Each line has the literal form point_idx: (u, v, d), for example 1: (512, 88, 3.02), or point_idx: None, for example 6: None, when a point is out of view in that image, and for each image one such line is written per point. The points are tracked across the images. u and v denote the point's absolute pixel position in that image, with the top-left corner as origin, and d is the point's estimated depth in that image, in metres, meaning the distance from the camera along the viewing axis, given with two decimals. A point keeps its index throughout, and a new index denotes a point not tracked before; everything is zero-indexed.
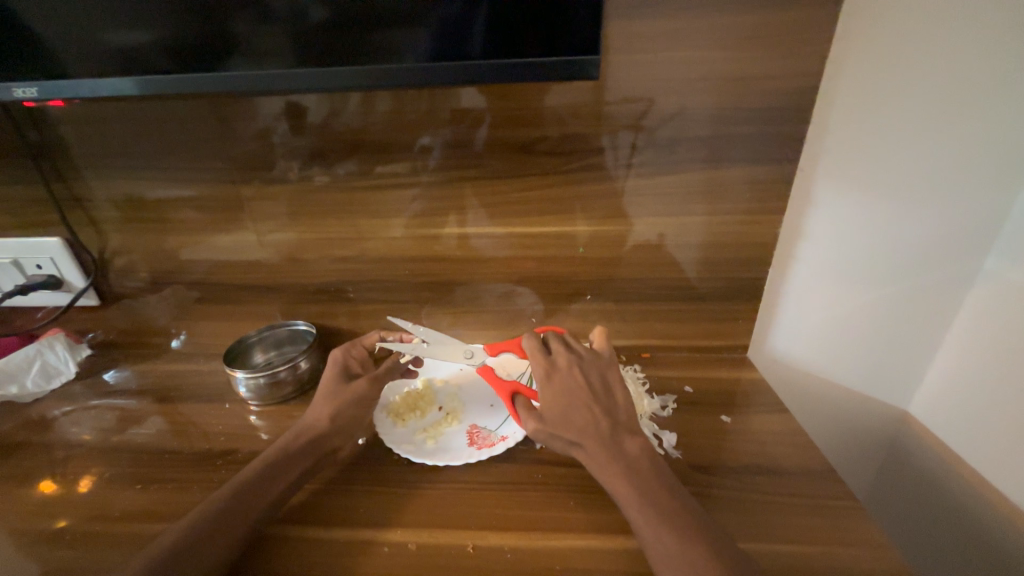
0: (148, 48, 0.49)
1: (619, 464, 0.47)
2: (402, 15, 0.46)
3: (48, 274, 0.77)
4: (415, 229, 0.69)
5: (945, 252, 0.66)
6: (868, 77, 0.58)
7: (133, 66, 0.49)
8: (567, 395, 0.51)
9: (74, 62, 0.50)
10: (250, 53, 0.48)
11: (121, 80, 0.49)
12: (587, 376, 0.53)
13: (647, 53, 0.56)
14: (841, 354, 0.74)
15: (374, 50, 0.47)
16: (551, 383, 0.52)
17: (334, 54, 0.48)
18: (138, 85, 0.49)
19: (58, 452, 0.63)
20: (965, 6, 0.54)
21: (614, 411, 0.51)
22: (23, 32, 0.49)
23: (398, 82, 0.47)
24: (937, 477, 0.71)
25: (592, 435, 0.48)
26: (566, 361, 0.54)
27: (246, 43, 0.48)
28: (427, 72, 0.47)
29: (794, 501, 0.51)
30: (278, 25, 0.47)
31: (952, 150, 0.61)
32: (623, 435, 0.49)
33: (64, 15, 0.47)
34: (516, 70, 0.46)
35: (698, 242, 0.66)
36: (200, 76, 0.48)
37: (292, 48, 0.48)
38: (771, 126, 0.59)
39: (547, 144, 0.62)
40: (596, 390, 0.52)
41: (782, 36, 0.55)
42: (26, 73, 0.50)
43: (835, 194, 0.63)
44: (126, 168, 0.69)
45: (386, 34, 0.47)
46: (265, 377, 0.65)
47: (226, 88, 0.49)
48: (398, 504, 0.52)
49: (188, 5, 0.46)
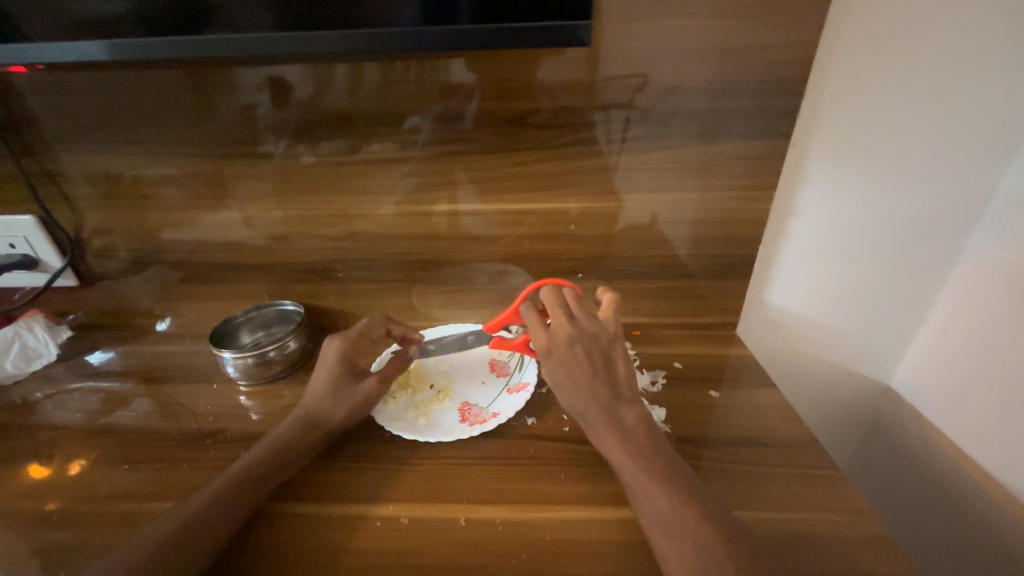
0: (117, 10, 0.46)
1: (614, 433, 0.48)
2: None
3: (22, 254, 0.74)
4: (404, 206, 0.68)
5: (932, 229, 0.67)
6: (865, 50, 0.57)
7: (102, 30, 0.46)
8: (564, 370, 0.50)
9: (37, 24, 0.47)
10: (225, 15, 0.46)
11: (88, 44, 0.46)
12: (587, 350, 0.51)
13: (642, 23, 0.54)
14: (827, 330, 0.75)
15: (360, 15, 0.45)
16: (552, 356, 0.51)
17: (312, 18, 0.46)
18: (107, 50, 0.46)
19: (42, 435, 0.62)
20: None
21: (613, 385, 0.50)
22: None
23: (383, 48, 0.45)
24: (915, 446, 0.74)
25: (591, 406, 0.49)
26: (566, 335, 0.51)
27: (220, 4, 0.45)
28: (412, 37, 0.45)
29: (778, 471, 0.53)
30: None
31: (944, 125, 0.60)
32: (621, 406, 0.49)
33: None
34: (505, 34, 0.44)
35: (690, 219, 0.65)
36: (173, 40, 0.46)
37: (268, 11, 0.45)
38: (766, 101, 0.58)
39: (538, 117, 0.60)
40: (593, 362, 0.50)
41: (779, 6, 0.53)
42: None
43: (827, 170, 0.63)
44: (99, 142, 0.66)
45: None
46: (253, 356, 0.64)
47: (202, 53, 0.46)
48: (389, 479, 0.52)
49: None
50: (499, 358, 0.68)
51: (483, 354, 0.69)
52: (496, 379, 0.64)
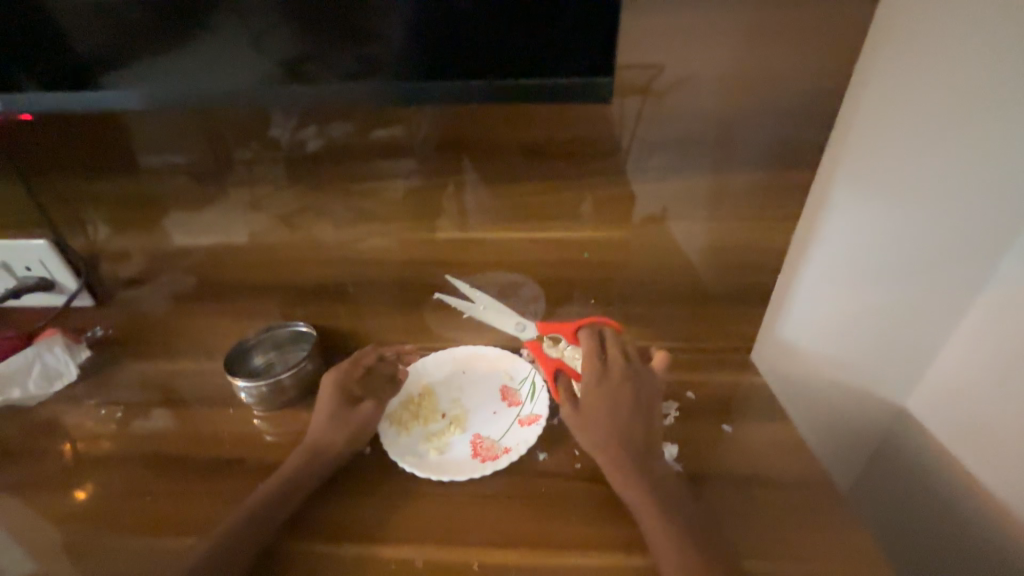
0: (151, 63, 0.47)
1: (642, 482, 0.51)
2: (413, 32, 0.45)
3: (39, 277, 0.75)
4: (416, 233, 0.67)
5: (960, 258, 0.64)
6: (901, 75, 0.54)
7: (140, 79, 0.48)
8: (604, 403, 0.54)
9: (77, 72, 0.48)
10: (258, 67, 0.47)
11: (123, 94, 0.48)
12: (635, 391, 0.55)
13: (664, 52, 0.52)
14: (844, 355, 0.74)
15: (387, 68, 0.46)
16: (601, 388, 0.55)
17: (335, 69, 0.47)
18: (141, 99, 0.48)
19: (69, 460, 0.64)
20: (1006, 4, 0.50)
21: (644, 425, 0.54)
22: (17, 44, 0.47)
23: (409, 102, 0.47)
24: (933, 476, 0.75)
25: (624, 450, 0.52)
26: (621, 371, 0.56)
27: (254, 58, 0.47)
28: (438, 92, 0.46)
29: (788, 516, 0.53)
30: (287, 40, 0.45)
31: (981, 153, 0.57)
32: (653, 458, 0.52)
33: (55, 26, 0.46)
34: (529, 92, 0.46)
35: (706, 248, 0.64)
36: (211, 91, 0.48)
37: (291, 63, 0.47)
38: (790, 131, 0.56)
39: (553, 147, 0.59)
40: (635, 402, 0.54)
41: (810, 34, 0.50)
42: (30, 83, 0.49)
43: (853, 197, 0.61)
44: (111, 168, 0.66)
45: (397, 50, 0.45)
46: (267, 385, 0.65)
47: (237, 102, 0.48)
48: (403, 518, 0.54)
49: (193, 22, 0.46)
50: (510, 385, 0.67)
51: (494, 380, 0.68)
52: (507, 409, 0.64)
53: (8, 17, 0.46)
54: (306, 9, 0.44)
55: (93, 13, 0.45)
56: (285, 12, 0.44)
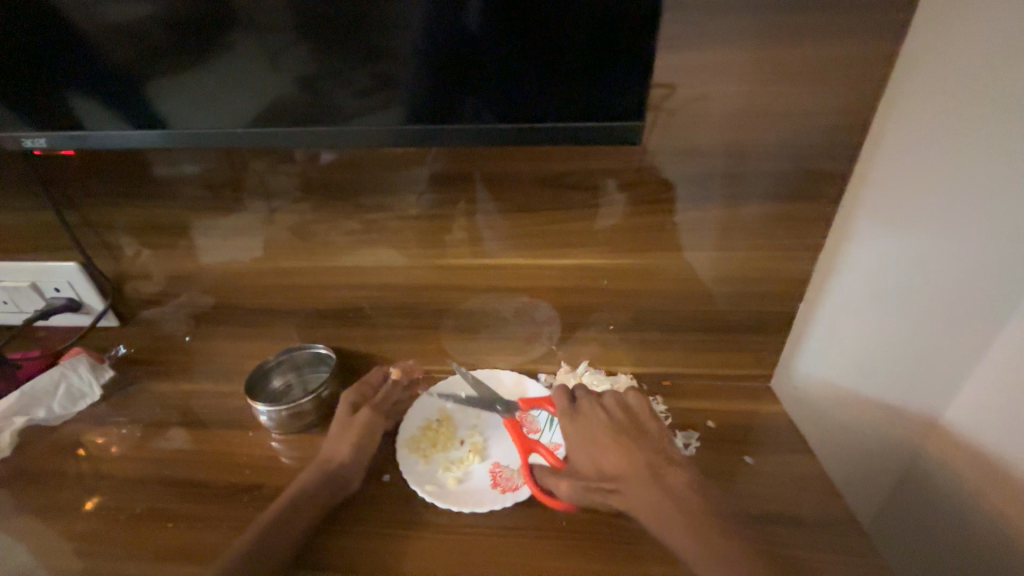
0: (194, 103, 0.50)
1: (665, 499, 0.49)
2: (450, 79, 0.47)
3: (67, 297, 0.77)
4: (435, 258, 0.68)
5: (989, 289, 0.63)
6: (928, 109, 0.54)
7: (196, 122, 0.52)
8: (592, 437, 0.56)
9: (135, 113, 0.51)
10: (304, 112, 0.50)
11: (155, 134, 0.51)
12: (612, 417, 0.57)
13: (686, 87, 0.53)
14: (867, 384, 0.72)
15: (422, 111, 0.49)
16: (576, 423, 0.57)
17: (356, 111, 0.50)
18: (167, 138, 0.52)
19: (90, 480, 0.65)
20: None
21: (646, 450, 0.54)
22: (60, 86, 0.50)
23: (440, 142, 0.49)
24: (959, 511, 0.73)
25: (627, 473, 0.52)
26: (590, 405, 0.59)
27: (295, 102, 0.50)
28: (472, 134, 0.49)
29: (814, 555, 0.52)
30: (324, 83, 0.49)
31: (1011, 185, 0.56)
32: (665, 471, 0.52)
33: (97, 69, 0.49)
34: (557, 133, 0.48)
35: (725, 276, 0.64)
36: (252, 132, 0.51)
37: (314, 105, 0.50)
38: (810, 164, 0.56)
39: (573, 178, 0.60)
40: (621, 429, 0.56)
41: (831, 70, 0.51)
42: (89, 122, 0.52)
43: (877, 226, 0.60)
44: (141, 194, 0.69)
45: (436, 96, 0.48)
46: (287, 409, 0.66)
47: (276, 142, 0.51)
48: (424, 550, 0.53)
49: (226, 65, 0.48)
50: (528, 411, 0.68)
51: None
52: None
53: (71, 62, 0.49)
54: (350, 58, 0.47)
55: (153, 61, 0.48)
56: (333, 61, 0.47)
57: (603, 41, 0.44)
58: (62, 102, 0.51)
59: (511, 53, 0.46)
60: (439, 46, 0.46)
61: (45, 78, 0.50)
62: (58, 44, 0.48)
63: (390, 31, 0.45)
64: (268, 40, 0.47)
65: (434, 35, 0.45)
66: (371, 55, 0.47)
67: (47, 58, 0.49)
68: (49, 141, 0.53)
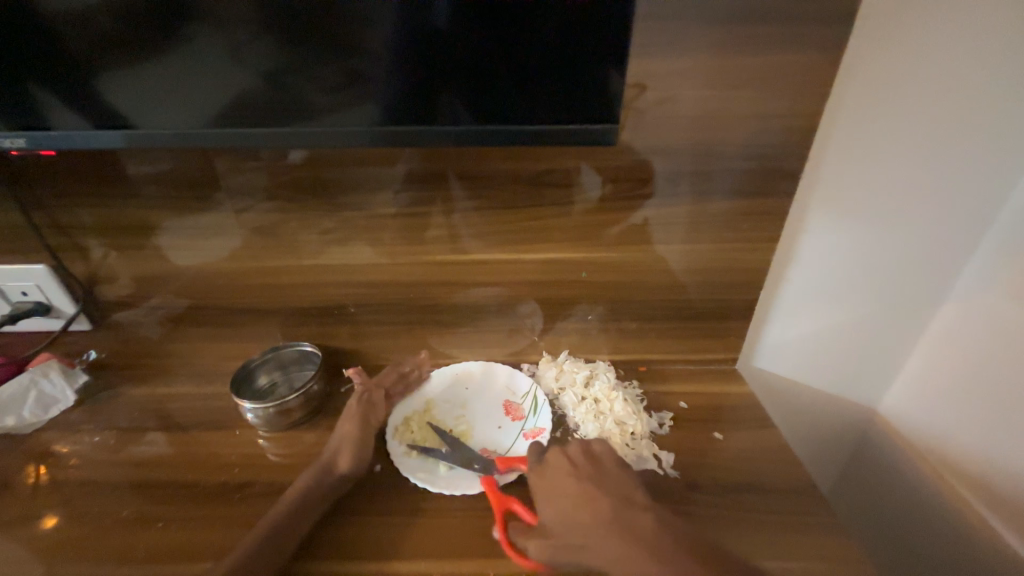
0: (165, 106, 0.51)
1: (634, 544, 0.47)
2: (428, 84, 0.50)
3: (35, 301, 0.75)
4: (419, 255, 0.70)
5: (922, 274, 0.73)
6: (864, 120, 0.61)
7: (180, 125, 0.52)
8: (558, 485, 0.53)
9: (117, 115, 0.52)
10: (288, 112, 0.51)
11: (116, 135, 0.52)
12: (580, 467, 0.55)
13: (655, 92, 0.57)
14: (822, 363, 0.81)
15: (407, 114, 0.51)
16: (544, 478, 0.55)
17: (344, 114, 0.51)
18: (132, 140, 0.52)
19: (68, 487, 0.64)
20: (956, 57, 0.57)
21: (614, 490, 0.52)
22: (16, 88, 0.50)
23: (421, 144, 0.52)
24: (903, 472, 0.84)
25: (598, 521, 0.49)
26: (559, 458, 0.56)
27: (279, 104, 0.51)
28: (455, 135, 0.51)
29: (779, 519, 0.57)
30: (311, 86, 0.50)
31: (937, 184, 0.65)
32: (635, 513, 0.49)
33: (59, 70, 0.49)
34: (536, 135, 0.51)
35: (693, 266, 0.69)
36: (233, 133, 0.52)
37: (296, 108, 0.51)
38: (767, 162, 0.61)
39: (552, 176, 0.63)
40: (583, 467, 0.54)
41: (784, 78, 0.56)
42: (72, 124, 0.52)
43: (828, 221, 0.67)
44: (113, 195, 0.67)
45: (418, 100, 0.51)
46: (273, 407, 0.66)
47: (258, 144, 0.52)
48: (416, 532, 0.56)
49: (199, 67, 0.49)
50: (513, 399, 0.71)
51: (496, 396, 0.72)
52: (511, 423, 0.68)
53: (51, 62, 0.49)
54: (322, 54, 0.48)
55: (126, 62, 0.49)
56: (303, 57, 0.49)
57: (571, 46, 0.47)
58: (42, 103, 0.51)
59: (485, 55, 0.49)
60: (420, 52, 0.48)
61: (22, 77, 0.49)
62: (36, 43, 0.48)
63: (374, 36, 0.48)
64: (235, 33, 0.48)
65: (415, 41, 0.48)
66: (344, 53, 0.48)
67: (21, 58, 0.48)
68: (29, 142, 0.52)
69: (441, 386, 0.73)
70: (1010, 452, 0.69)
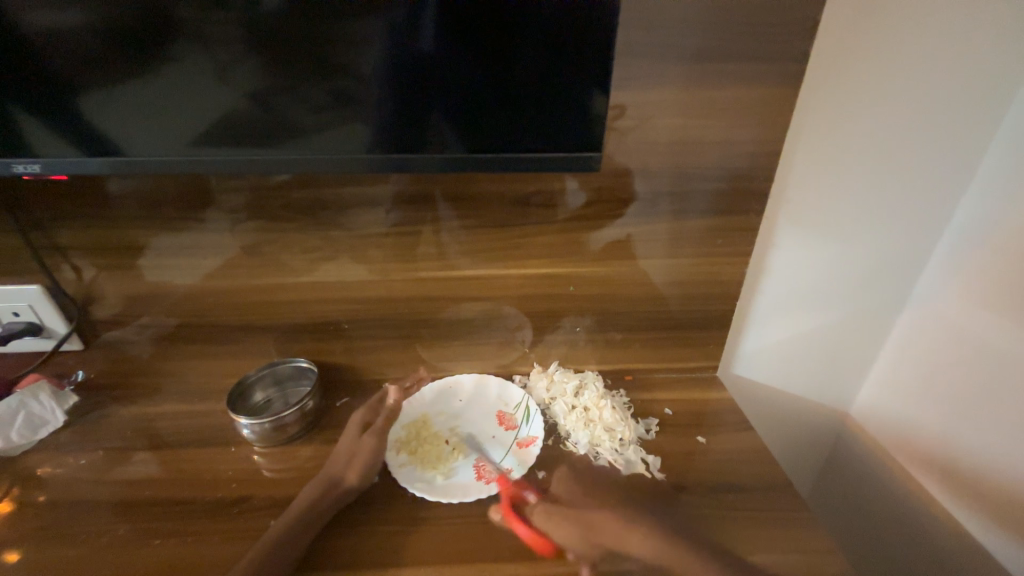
0: (177, 133, 0.54)
1: None
2: (427, 115, 0.54)
3: (27, 321, 0.75)
4: (414, 271, 0.73)
5: (883, 283, 0.79)
6: (821, 146, 0.67)
7: (188, 150, 0.55)
8: None
9: (128, 141, 0.54)
10: (297, 139, 0.55)
11: (128, 160, 0.54)
12: None
13: (633, 121, 0.62)
14: (796, 368, 0.86)
15: (407, 142, 0.55)
16: None
17: (349, 142, 0.55)
18: (144, 165, 0.55)
19: (59, 507, 0.63)
20: (897, 91, 0.65)
21: None
22: (30, 115, 0.52)
23: (421, 168, 0.55)
24: (875, 470, 0.89)
25: None
26: None
27: (288, 131, 0.54)
28: (452, 160, 0.55)
29: (760, 516, 0.60)
30: (319, 114, 0.54)
31: (890, 202, 0.72)
32: None
33: (76, 100, 0.52)
34: (528, 161, 0.55)
35: (673, 279, 0.73)
36: (243, 158, 0.55)
37: (304, 134, 0.55)
38: (737, 183, 0.67)
39: (542, 197, 0.67)
40: None
41: (748, 108, 0.62)
42: (84, 149, 0.54)
43: (795, 237, 0.73)
44: (112, 216, 0.69)
45: (418, 129, 0.55)
46: (270, 422, 0.67)
47: (265, 168, 0.55)
48: (416, 541, 0.57)
49: (212, 97, 0.53)
50: (506, 410, 0.74)
51: (491, 407, 0.74)
52: (505, 432, 0.70)
53: (67, 92, 0.51)
54: (318, 80, 0.52)
55: (144, 93, 0.52)
56: (306, 86, 0.52)
57: (554, 82, 0.52)
58: (57, 129, 0.53)
59: (474, 85, 0.53)
60: (421, 85, 0.53)
61: (38, 104, 0.52)
62: (55, 75, 0.51)
63: (378, 71, 0.52)
64: (236, 58, 0.51)
65: (417, 75, 0.52)
66: (340, 80, 0.52)
67: (40, 89, 0.51)
68: (43, 166, 0.54)
69: (439, 399, 0.75)
70: (973, 450, 0.73)
